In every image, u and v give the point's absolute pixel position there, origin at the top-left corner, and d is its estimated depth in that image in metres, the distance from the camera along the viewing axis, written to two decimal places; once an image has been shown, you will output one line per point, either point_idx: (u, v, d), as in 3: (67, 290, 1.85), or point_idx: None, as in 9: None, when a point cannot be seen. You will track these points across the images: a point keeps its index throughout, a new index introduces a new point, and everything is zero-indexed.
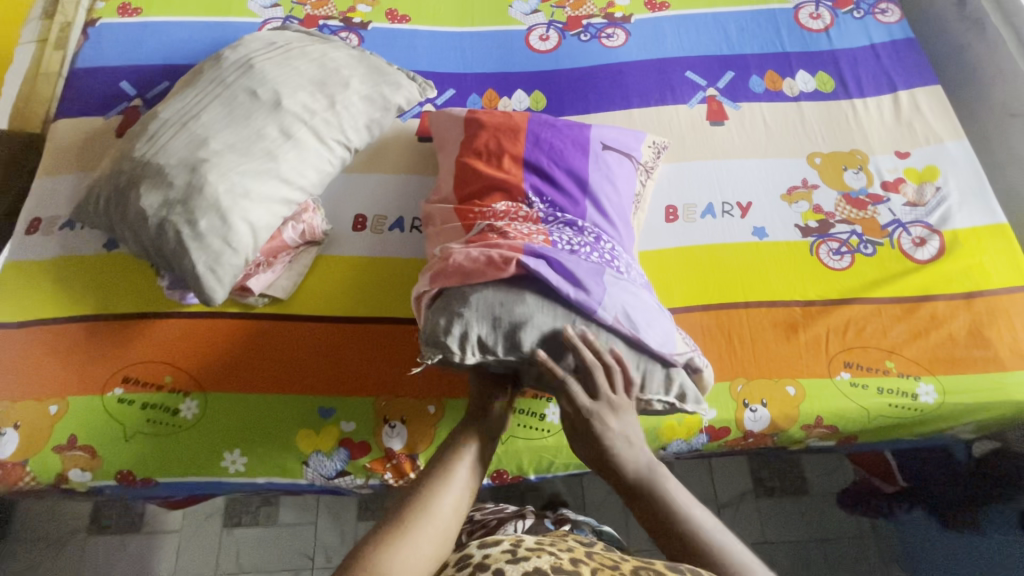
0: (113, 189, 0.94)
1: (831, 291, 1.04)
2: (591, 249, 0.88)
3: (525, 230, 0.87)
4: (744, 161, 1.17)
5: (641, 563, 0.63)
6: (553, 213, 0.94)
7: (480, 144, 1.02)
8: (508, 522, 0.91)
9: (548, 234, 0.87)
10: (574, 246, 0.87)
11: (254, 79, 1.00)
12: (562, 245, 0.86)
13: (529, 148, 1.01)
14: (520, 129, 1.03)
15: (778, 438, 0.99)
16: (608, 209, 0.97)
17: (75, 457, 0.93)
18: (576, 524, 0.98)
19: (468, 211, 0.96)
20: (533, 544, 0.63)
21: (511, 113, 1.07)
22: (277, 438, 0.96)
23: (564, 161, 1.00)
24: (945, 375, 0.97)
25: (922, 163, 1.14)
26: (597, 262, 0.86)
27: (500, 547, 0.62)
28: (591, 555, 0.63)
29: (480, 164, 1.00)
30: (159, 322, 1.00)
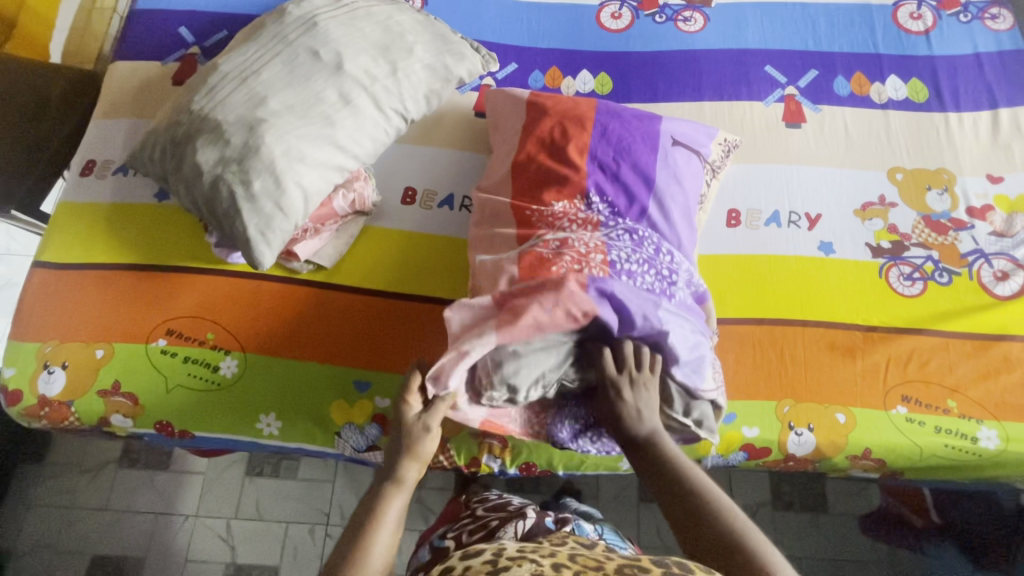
0: (170, 140, 0.93)
1: (897, 319, 0.98)
2: (648, 271, 0.84)
3: (582, 252, 0.83)
4: (819, 169, 1.09)
5: (625, 560, 0.58)
6: (613, 220, 0.90)
7: (541, 132, 0.98)
8: (509, 523, 0.86)
9: (606, 252, 0.84)
10: (630, 267, 0.83)
11: (317, 38, 0.96)
12: (619, 268, 0.82)
13: (594, 140, 0.96)
14: (585, 118, 0.98)
15: (820, 464, 0.95)
16: (670, 211, 0.93)
17: (117, 402, 0.94)
18: (576, 522, 0.92)
19: (527, 204, 0.92)
20: (516, 551, 0.58)
21: (577, 101, 1.01)
22: (312, 406, 0.96)
23: (632, 168, 0.95)
24: (1011, 422, 0.91)
25: (1015, 190, 1.05)
26: (651, 283, 0.83)
27: (481, 557, 0.57)
28: (575, 558, 0.58)
29: (542, 152, 0.96)
30: (204, 278, 1.01)
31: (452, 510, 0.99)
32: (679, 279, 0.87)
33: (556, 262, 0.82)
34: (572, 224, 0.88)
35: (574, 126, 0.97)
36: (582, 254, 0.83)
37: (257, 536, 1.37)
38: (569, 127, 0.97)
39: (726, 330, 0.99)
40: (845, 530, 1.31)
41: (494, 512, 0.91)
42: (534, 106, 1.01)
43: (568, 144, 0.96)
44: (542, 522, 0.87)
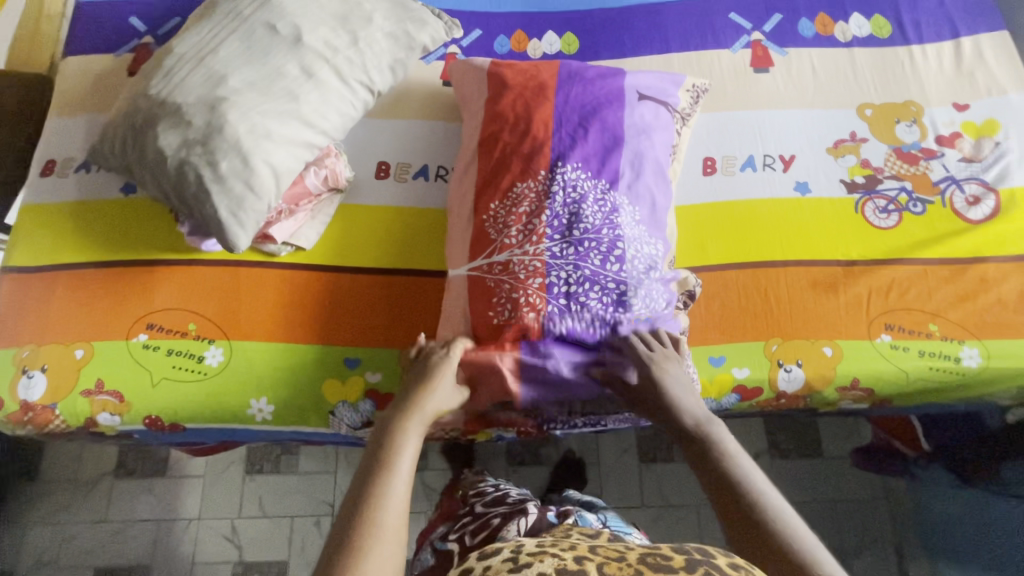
0: (130, 127, 0.90)
1: (875, 251, 1.00)
2: (590, 291, 0.85)
3: (520, 278, 0.86)
4: (789, 111, 1.10)
5: (645, 548, 0.55)
6: (566, 226, 0.87)
7: (505, 106, 0.95)
8: (512, 522, 0.81)
9: (544, 275, 0.85)
10: (569, 291, 0.85)
11: (272, 12, 0.93)
12: (557, 290, 0.85)
13: (558, 106, 0.94)
14: (548, 86, 0.96)
15: (810, 399, 0.97)
16: (643, 165, 0.93)
17: (103, 401, 0.92)
18: (579, 514, 0.86)
19: (482, 210, 0.91)
20: (536, 548, 0.56)
21: (534, 67, 0.99)
22: (303, 387, 0.95)
23: (591, 168, 0.91)
24: (992, 340, 0.93)
25: (981, 116, 1.06)
26: (595, 305, 0.85)
27: (500, 555, 0.55)
28: (596, 549, 0.55)
29: (507, 122, 0.94)
30: (180, 268, 0.99)
31: (450, 507, 0.97)
32: (635, 290, 0.86)
33: (496, 296, 0.86)
34: (519, 235, 0.87)
35: (541, 86, 0.96)
36: (519, 282, 0.86)
37: (262, 532, 1.36)
38: (537, 86, 0.96)
39: (709, 277, 1.00)
40: (839, 470, 1.41)
41: (496, 511, 0.87)
42: (501, 68, 1.00)
43: (537, 106, 0.94)
44: (543, 516, 0.83)
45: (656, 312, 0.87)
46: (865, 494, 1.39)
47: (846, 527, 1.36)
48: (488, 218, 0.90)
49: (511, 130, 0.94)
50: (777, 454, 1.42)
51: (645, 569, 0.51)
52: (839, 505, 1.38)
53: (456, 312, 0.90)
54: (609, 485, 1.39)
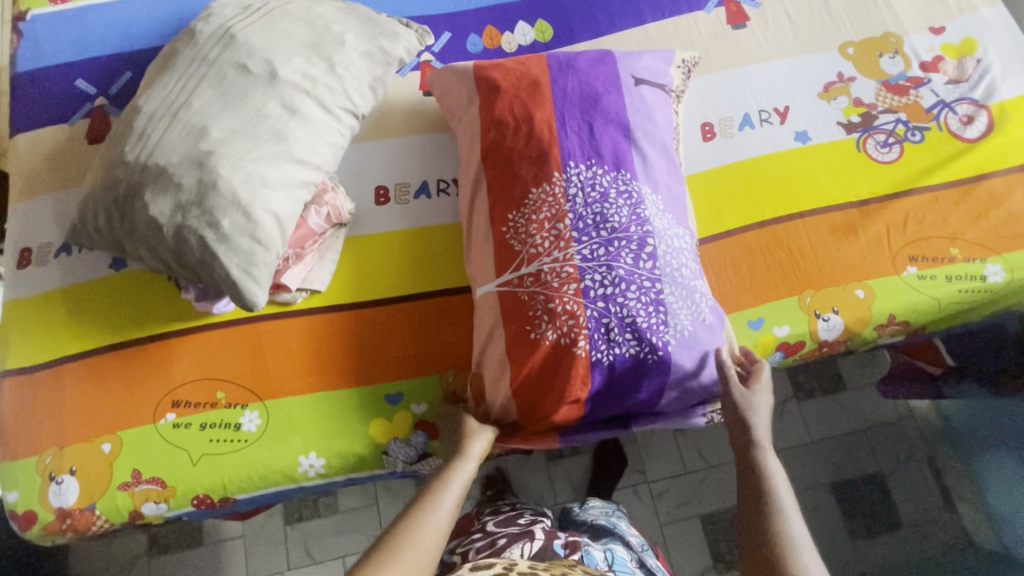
0: (114, 200, 0.84)
1: (884, 186, 1.01)
2: (628, 290, 0.84)
3: (555, 287, 0.84)
4: (773, 63, 1.09)
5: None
6: (593, 228, 0.85)
7: (502, 110, 0.92)
8: (516, 544, 0.84)
9: (579, 280, 0.84)
10: (607, 294, 0.83)
11: (239, 51, 0.87)
12: (594, 294, 0.83)
13: (557, 102, 0.92)
14: (542, 82, 0.93)
15: (851, 342, 0.98)
16: (652, 149, 0.92)
17: (144, 491, 0.87)
18: (585, 549, 0.85)
19: (501, 221, 0.88)
20: (527, 568, 0.66)
21: (525, 65, 0.96)
22: (351, 435, 0.92)
23: (605, 164, 0.89)
24: (1011, 253, 0.95)
25: (958, 36, 1.07)
26: (635, 303, 0.84)
27: (493, 569, 0.64)
28: None
29: (509, 128, 0.91)
30: (193, 337, 0.93)
31: (462, 523, 0.99)
32: (671, 282, 0.86)
33: (532, 310, 0.84)
34: (546, 243, 0.85)
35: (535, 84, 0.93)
36: (555, 291, 0.83)
37: None
38: (530, 84, 0.93)
39: (732, 242, 1.00)
40: (863, 401, 1.45)
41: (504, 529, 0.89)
42: (487, 70, 0.96)
43: (535, 105, 0.91)
44: (549, 545, 0.85)
45: (694, 300, 0.87)
46: (891, 416, 1.44)
47: (879, 453, 1.41)
48: (512, 228, 0.87)
49: (514, 133, 0.90)
50: (802, 395, 1.45)
51: None
52: (869, 432, 1.43)
53: (493, 333, 0.87)
54: (652, 460, 1.39)
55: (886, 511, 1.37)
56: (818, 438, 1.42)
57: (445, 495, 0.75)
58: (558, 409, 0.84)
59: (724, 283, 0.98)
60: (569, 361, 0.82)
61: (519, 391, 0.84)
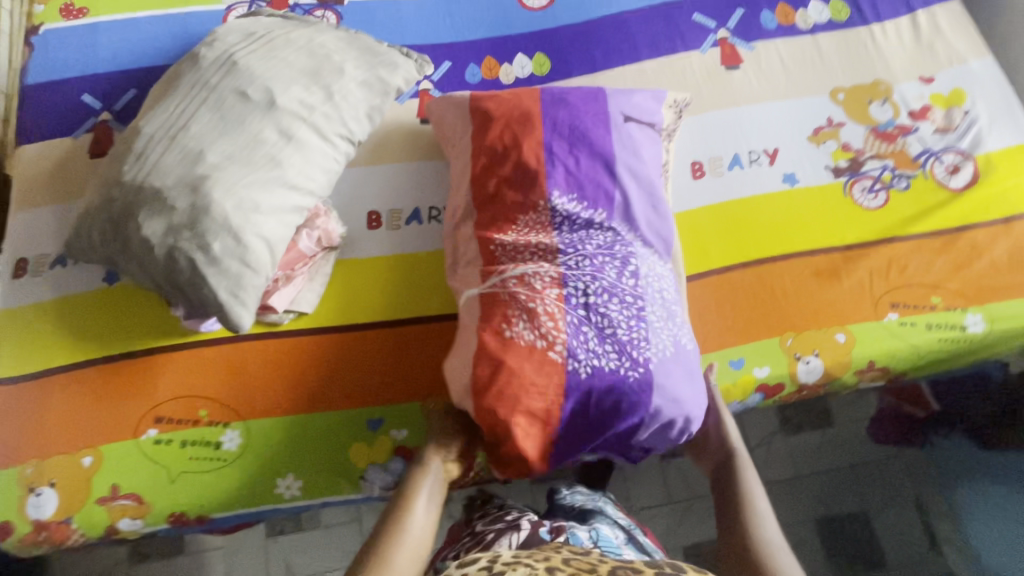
0: (109, 219, 0.85)
1: (869, 232, 1.02)
2: (609, 301, 0.85)
3: (537, 289, 0.84)
4: (765, 105, 1.11)
5: (620, 562, 0.61)
6: (576, 242, 0.87)
7: (493, 138, 0.94)
8: (504, 536, 0.84)
9: (562, 286, 0.84)
10: (589, 303, 0.84)
11: (239, 77, 0.90)
12: (575, 302, 0.84)
13: (547, 134, 0.93)
14: (533, 114, 0.95)
15: (831, 386, 0.98)
16: (641, 174, 0.94)
17: (121, 506, 0.88)
18: (571, 531, 0.84)
19: (487, 230, 0.90)
20: (510, 557, 0.60)
21: (519, 96, 0.97)
22: (329, 459, 0.93)
23: (592, 182, 0.92)
24: (992, 304, 0.96)
25: (947, 86, 1.09)
26: (616, 316, 0.84)
27: (476, 565, 0.59)
28: (570, 561, 0.60)
29: (499, 163, 0.92)
30: (180, 354, 0.94)
31: (454, 531, 0.97)
32: (651, 302, 0.87)
33: (511, 310, 0.83)
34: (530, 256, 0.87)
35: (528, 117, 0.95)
36: (536, 292, 0.84)
37: None
38: (524, 117, 0.95)
39: (717, 281, 1.01)
40: (850, 437, 1.44)
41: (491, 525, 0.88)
42: (482, 101, 0.98)
43: (524, 137, 0.93)
44: (535, 532, 0.84)
45: (673, 321, 0.88)
46: (880, 453, 1.43)
47: (867, 491, 1.41)
48: (496, 243, 0.88)
49: (503, 161, 0.92)
50: (790, 428, 1.45)
51: None
52: (857, 470, 1.42)
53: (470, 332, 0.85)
54: (636, 488, 1.39)
55: (867, 546, 1.36)
56: (806, 473, 1.42)
57: (417, 504, 0.78)
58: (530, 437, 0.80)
59: (708, 319, 0.99)
60: (547, 372, 0.81)
61: (493, 402, 0.80)
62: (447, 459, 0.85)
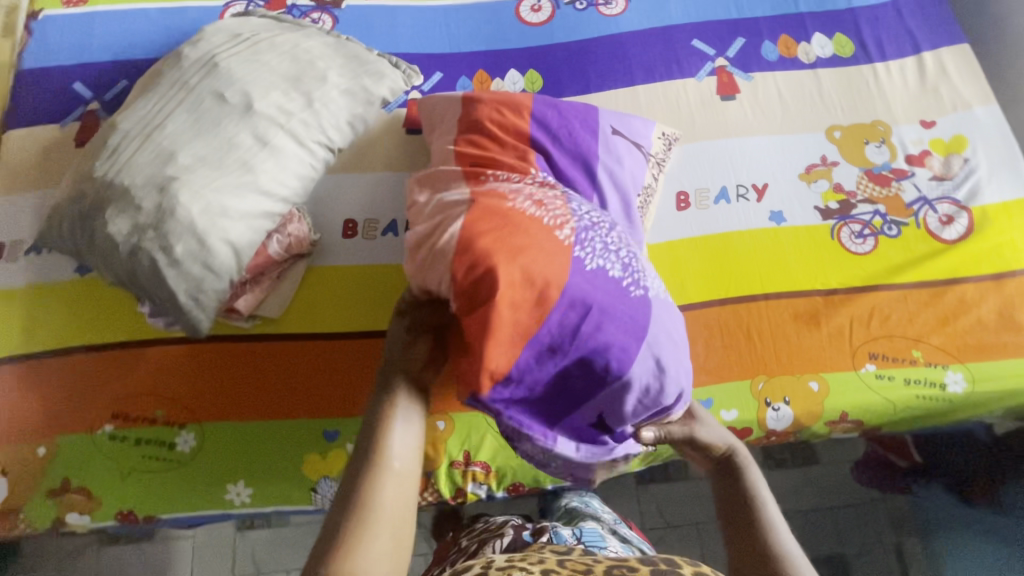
0: (78, 213, 0.86)
1: (853, 278, 0.99)
2: (610, 230, 0.78)
3: (538, 199, 0.78)
4: (758, 138, 1.09)
5: (614, 561, 0.60)
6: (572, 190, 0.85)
7: (484, 117, 0.93)
8: (488, 543, 0.84)
9: (566, 201, 0.79)
10: (591, 221, 0.77)
11: (220, 80, 0.90)
12: (581, 213, 0.78)
13: (534, 124, 0.92)
14: (524, 105, 0.94)
15: (801, 434, 0.95)
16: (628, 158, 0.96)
17: (71, 500, 0.89)
18: (554, 531, 0.86)
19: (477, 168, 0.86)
20: (505, 562, 0.60)
21: (513, 94, 0.96)
22: (282, 468, 0.92)
23: (585, 156, 0.92)
24: (975, 363, 0.93)
25: (948, 132, 1.06)
26: (616, 240, 0.77)
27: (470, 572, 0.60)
28: (565, 562, 0.60)
29: (487, 141, 0.90)
30: (141, 352, 0.94)
31: (441, 551, 0.96)
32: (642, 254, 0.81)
33: (513, 197, 0.77)
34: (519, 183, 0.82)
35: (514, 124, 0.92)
36: (540, 196, 0.79)
37: None
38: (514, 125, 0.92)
39: (693, 316, 0.98)
40: (834, 477, 1.35)
41: (476, 539, 0.89)
42: (475, 97, 0.96)
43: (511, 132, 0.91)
44: (519, 535, 0.85)
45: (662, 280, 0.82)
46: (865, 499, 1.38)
47: None
48: (483, 184, 0.83)
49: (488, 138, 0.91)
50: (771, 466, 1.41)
51: None
52: None
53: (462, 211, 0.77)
54: None
55: None
56: None
57: (390, 437, 0.69)
58: (515, 319, 0.68)
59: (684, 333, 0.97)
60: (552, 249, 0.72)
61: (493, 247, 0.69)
62: (411, 369, 0.76)
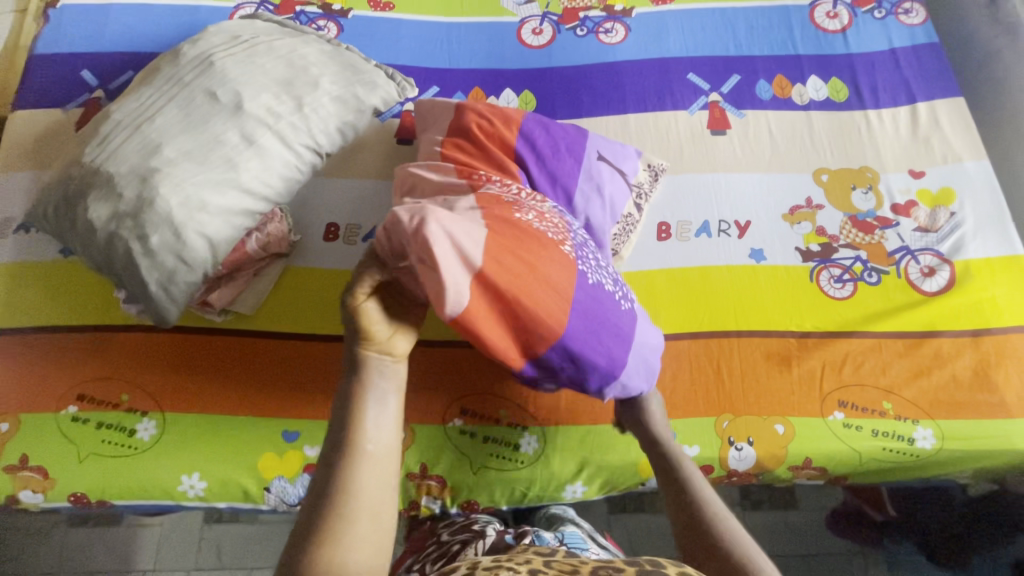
0: (62, 197, 0.88)
1: (829, 323, 0.98)
2: (596, 249, 0.84)
3: (538, 210, 0.81)
4: (744, 175, 1.09)
5: (600, 562, 0.55)
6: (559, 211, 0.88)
7: (472, 124, 0.93)
8: (471, 544, 0.81)
9: (558, 217, 0.83)
10: (582, 241, 0.82)
11: (213, 78, 0.92)
12: (576, 232, 0.83)
13: (520, 139, 0.93)
14: (514, 119, 0.95)
15: (763, 477, 0.94)
16: (608, 178, 0.97)
17: (26, 478, 0.89)
18: (536, 534, 0.85)
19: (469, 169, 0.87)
20: (490, 563, 0.55)
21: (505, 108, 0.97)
22: (238, 465, 0.91)
23: (568, 175, 0.94)
24: (945, 420, 0.91)
25: (936, 184, 1.06)
26: (603, 261, 0.83)
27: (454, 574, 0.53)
28: (551, 563, 0.55)
29: (471, 146, 0.91)
30: (113, 337, 0.95)
31: (418, 541, 0.93)
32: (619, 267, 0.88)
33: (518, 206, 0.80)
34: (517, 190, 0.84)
35: (499, 139, 0.93)
36: (538, 206, 0.82)
37: None
38: (498, 144, 0.92)
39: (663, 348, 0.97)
40: None
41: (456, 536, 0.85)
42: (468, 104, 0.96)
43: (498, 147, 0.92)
44: (501, 539, 0.83)
45: None
46: None
47: None
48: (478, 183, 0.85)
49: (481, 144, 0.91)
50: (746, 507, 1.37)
51: None
52: None
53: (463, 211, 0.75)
54: None
55: None
56: None
57: (363, 422, 0.68)
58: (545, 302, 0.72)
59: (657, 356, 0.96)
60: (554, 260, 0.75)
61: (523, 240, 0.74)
62: (379, 342, 0.72)
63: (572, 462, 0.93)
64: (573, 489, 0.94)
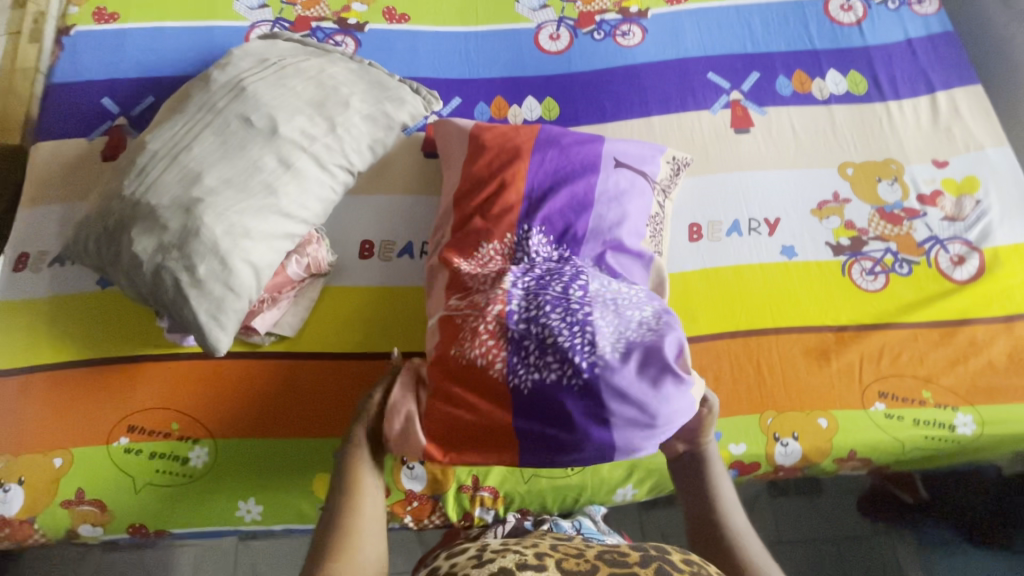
0: (103, 230, 0.88)
1: (864, 316, 0.99)
2: (549, 316, 0.76)
3: (477, 323, 0.78)
4: (770, 171, 1.10)
5: (607, 549, 0.61)
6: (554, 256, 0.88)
7: (480, 168, 0.95)
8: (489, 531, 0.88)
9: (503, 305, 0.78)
10: (528, 325, 0.76)
11: (246, 103, 0.92)
12: (517, 318, 0.77)
13: (531, 169, 0.94)
14: (524, 150, 0.96)
15: (808, 470, 0.95)
16: (628, 187, 0.95)
17: (84, 511, 0.90)
18: (554, 521, 0.92)
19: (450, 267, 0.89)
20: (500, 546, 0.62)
21: (515, 131, 0.99)
22: (293, 487, 0.93)
23: (581, 192, 0.93)
24: (985, 406, 0.93)
25: (960, 173, 1.07)
26: (559, 329, 0.75)
27: (466, 555, 0.61)
28: (559, 547, 0.61)
29: (482, 191, 0.94)
30: (159, 366, 0.96)
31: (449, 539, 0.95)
32: (594, 316, 0.76)
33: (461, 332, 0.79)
34: (486, 285, 0.83)
35: (504, 182, 0.93)
36: (477, 312, 0.79)
37: None
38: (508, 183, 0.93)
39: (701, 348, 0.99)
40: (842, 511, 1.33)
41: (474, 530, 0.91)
42: (481, 130, 0.99)
43: (509, 187, 0.93)
44: (521, 523, 0.91)
45: (626, 319, 0.78)
46: None
47: None
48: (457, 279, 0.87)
49: (486, 192, 0.93)
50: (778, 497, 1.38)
51: (601, 564, 0.57)
52: None
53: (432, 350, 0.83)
54: None
55: None
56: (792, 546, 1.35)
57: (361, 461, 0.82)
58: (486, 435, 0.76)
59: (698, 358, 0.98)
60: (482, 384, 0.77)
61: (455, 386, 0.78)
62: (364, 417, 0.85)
63: (621, 466, 0.94)
64: (624, 490, 0.95)
